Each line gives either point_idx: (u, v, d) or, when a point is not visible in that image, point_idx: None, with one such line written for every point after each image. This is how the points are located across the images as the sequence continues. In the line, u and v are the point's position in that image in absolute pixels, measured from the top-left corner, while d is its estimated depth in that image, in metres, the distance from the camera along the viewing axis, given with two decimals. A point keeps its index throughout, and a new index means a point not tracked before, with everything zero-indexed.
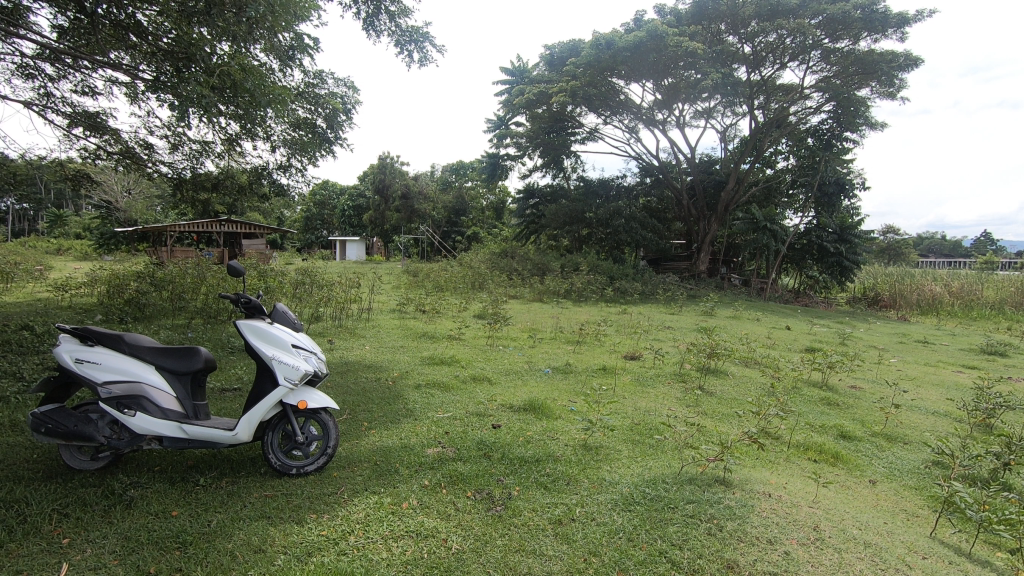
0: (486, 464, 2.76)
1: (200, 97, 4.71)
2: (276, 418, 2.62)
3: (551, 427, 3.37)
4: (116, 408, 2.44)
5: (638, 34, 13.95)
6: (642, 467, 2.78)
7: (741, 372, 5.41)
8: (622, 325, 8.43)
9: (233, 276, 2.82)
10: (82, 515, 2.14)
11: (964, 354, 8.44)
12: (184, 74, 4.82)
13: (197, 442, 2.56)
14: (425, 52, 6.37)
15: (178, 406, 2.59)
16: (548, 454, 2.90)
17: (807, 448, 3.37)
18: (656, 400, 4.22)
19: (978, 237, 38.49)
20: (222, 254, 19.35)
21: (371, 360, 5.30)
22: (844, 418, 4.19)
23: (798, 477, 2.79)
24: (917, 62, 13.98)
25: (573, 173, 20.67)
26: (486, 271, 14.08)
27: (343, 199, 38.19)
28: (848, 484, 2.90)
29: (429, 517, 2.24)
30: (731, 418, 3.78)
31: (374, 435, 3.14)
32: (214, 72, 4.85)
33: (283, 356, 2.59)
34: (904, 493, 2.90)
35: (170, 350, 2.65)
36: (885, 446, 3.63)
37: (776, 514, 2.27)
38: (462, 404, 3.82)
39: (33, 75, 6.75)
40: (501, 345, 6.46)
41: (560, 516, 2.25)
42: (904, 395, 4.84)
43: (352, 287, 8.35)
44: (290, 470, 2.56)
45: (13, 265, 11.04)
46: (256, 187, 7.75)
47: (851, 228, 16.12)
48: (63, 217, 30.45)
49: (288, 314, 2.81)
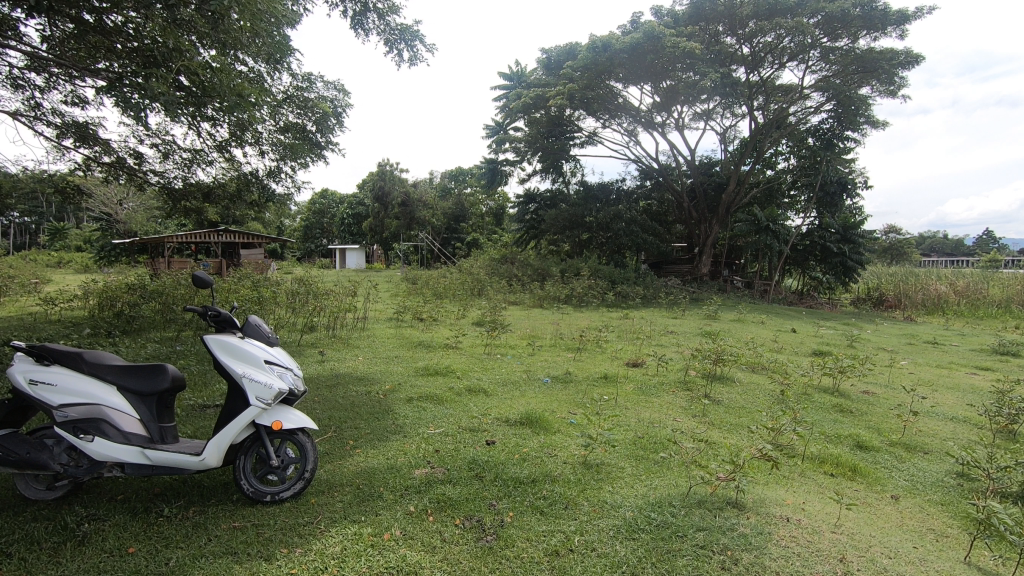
0: (477, 486, 2.54)
1: (161, 96, 4.40)
2: (249, 441, 2.42)
3: (548, 443, 3.16)
4: (72, 433, 2.25)
5: (634, 35, 13.89)
6: (648, 487, 2.57)
7: (748, 379, 5.18)
8: (623, 331, 8.23)
9: (201, 287, 2.60)
10: (28, 555, 1.93)
11: (973, 354, 8.23)
12: (148, 73, 4.52)
13: (162, 469, 2.35)
14: (415, 51, 6.19)
15: (142, 429, 2.38)
16: (545, 474, 2.69)
17: (824, 461, 3.17)
18: (661, 410, 4.01)
19: (981, 238, 38.22)
20: (220, 266, 19.22)
21: (363, 372, 5.10)
22: (860, 426, 3.98)
23: (818, 495, 2.59)
24: (918, 59, 13.83)
25: (572, 177, 20.48)
26: (485, 278, 13.92)
27: (342, 207, 38.08)
28: (869, 501, 2.70)
29: (412, 550, 2.03)
30: (741, 429, 3.58)
31: (358, 455, 2.94)
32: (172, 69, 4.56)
33: (255, 374, 2.38)
34: (930, 510, 2.68)
35: (135, 368, 2.44)
36: (905, 457, 3.43)
37: (796, 542, 2.05)
38: (456, 419, 3.61)
39: (23, 86, 6.62)
40: (499, 353, 6.27)
41: (556, 546, 2.04)
42: (919, 398, 4.64)
43: (347, 297, 8.16)
44: (264, 497, 2.35)
45: (7, 279, 10.90)
46: (248, 195, 7.57)
47: (854, 228, 15.88)
48: (64, 231, 30.51)
49: (262, 326, 2.59)
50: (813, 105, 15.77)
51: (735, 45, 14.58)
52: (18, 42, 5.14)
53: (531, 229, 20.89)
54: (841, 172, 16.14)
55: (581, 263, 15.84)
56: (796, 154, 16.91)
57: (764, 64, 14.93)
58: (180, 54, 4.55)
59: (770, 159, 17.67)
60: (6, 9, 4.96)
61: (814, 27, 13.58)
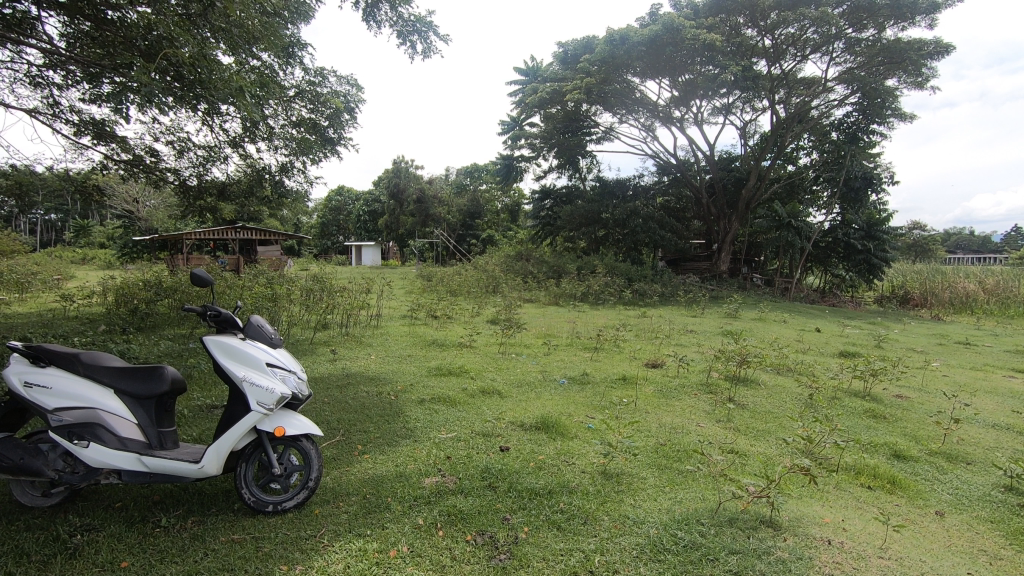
0: (491, 498, 2.39)
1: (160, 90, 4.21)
2: (251, 447, 2.30)
3: (566, 450, 3.01)
4: (67, 438, 2.15)
5: (653, 27, 13.65)
6: (673, 501, 2.40)
7: (774, 381, 4.96)
8: (641, 330, 8.02)
9: (200, 285, 2.49)
10: (14, 570, 1.83)
11: (1008, 355, 7.89)
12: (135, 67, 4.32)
13: (160, 476, 2.24)
14: (429, 43, 6.04)
15: (140, 434, 2.27)
16: (562, 485, 2.53)
17: (860, 472, 2.98)
18: (683, 414, 3.82)
19: (1012, 234, 36.98)
20: (238, 262, 19.31)
21: (375, 371, 4.98)
22: (895, 433, 3.76)
23: (860, 513, 2.39)
24: (948, 50, 13.34)
25: (588, 173, 20.19)
26: (500, 275, 13.78)
27: (358, 204, 38.23)
28: (912, 518, 2.50)
29: (420, 570, 1.89)
30: (768, 436, 3.41)
31: (366, 461, 2.81)
32: (160, 59, 4.34)
33: (256, 378, 2.26)
34: (979, 528, 2.47)
35: (133, 371, 2.34)
36: (947, 468, 3.21)
37: (842, 570, 1.87)
38: (468, 423, 3.46)
39: (41, 84, 6.60)
40: (514, 352, 6.13)
41: (575, 567, 1.89)
42: (957, 402, 4.39)
43: (361, 294, 8.08)
44: (266, 508, 2.23)
45: (29, 275, 11.02)
46: (260, 191, 7.51)
47: (879, 224, 15.41)
48: (88, 228, 31.09)
49: (265, 326, 2.46)
50: (837, 98, 15.34)
51: (756, 37, 14.26)
52: (39, 41, 5.09)
53: (547, 225, 20.69)
54: (866, 167, 15.66)
55: (598, 259, 15.62)
56: (819, 149, 16.49)
57: (786, 57, 14.56)
58: (172, 42, 4.32)
59: (791, 154, 17.27)
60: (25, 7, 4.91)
61: (840, 17, 13.20)
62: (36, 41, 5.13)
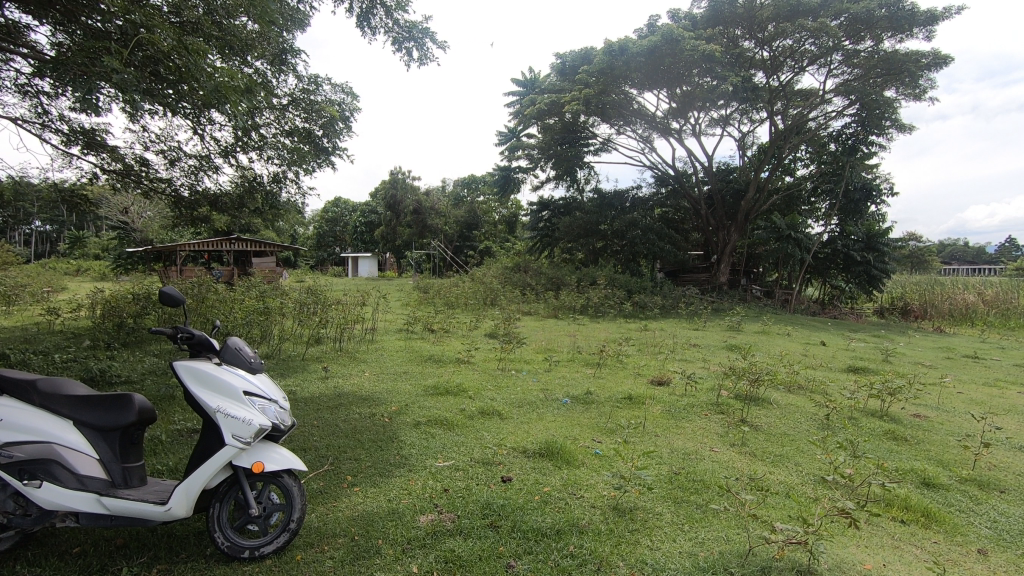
0: (493, 540, 2.16)
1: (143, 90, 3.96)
2: (225, 485, 2.06)
3: (573, 480, 2.78)
4: (17, 477, 1.90)
5: (652, 37, 13.54)
6: (694, 542, 2.18)
7: (787, 401, 4.72)
8: (645, 344, 7.78)
9: (172, 304, 2.27)
10: None
11: (1017, 370, 7.68)
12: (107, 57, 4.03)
13: (123, 519, 2.00)
14: (426, 50, 5.88)
15: (102, 472, 2.03)
16: (572, 523, 2.29)
17: (889, 504, 2.76)
18: (695, 438, 3.59)
19: (1002, 248, 37.24)
20: (232, 275, 19.06)
21: (369, 390, 4.73)
22: (920, 458, 3.54)
23: (901, 556, 2.17)
24: (945, 61, 13.30)
25: (586, 184, 20.01)
26: (497, 286, 13.57)
27: (354, 216, 38.10)
28: (956, 558, 2.28)
29: None
30: (788, 462, 3.18)
31: (355, 495, 2.57)
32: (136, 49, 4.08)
33: (232, 409, 2.03)
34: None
35: (96, 400, 2.09)
36: (982, 498, 2.98)
37: None
38: (466, 449, 3.23)
39: (31, 93, 6.41)
40: (513, 369, 5.89)
41: None
42: (983, 423, 4.16)
43: (356, 307, 7.86)
44: (241, 553, 1.99)
45: (18, 288, 10.78)
46: (252, 203, 7.28)
47: (879, 236, 15.30)
48: (83, 239, 30.84)
49: (243, 349, 2.23)
50: (835, 109, 15.29)
51: (754, 49, 14.25)
52: (28, 49, 4.86)
53: (545, 236, 20.51)
54: (865, 178, 15.50)
55: (597, 271, 15.45)
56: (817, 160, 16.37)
57: (783, 69, 14.53)
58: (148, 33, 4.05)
59: (789, 165, 17.17)
60: (16, 15, 4.70)
61: (838, 28, 13.17)
62: (25, 50, 4.90)
